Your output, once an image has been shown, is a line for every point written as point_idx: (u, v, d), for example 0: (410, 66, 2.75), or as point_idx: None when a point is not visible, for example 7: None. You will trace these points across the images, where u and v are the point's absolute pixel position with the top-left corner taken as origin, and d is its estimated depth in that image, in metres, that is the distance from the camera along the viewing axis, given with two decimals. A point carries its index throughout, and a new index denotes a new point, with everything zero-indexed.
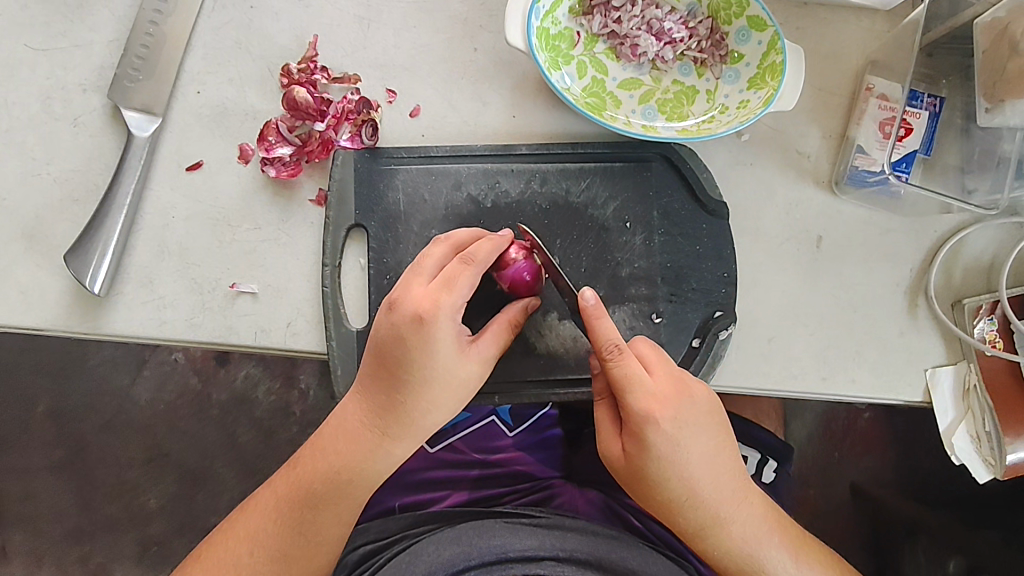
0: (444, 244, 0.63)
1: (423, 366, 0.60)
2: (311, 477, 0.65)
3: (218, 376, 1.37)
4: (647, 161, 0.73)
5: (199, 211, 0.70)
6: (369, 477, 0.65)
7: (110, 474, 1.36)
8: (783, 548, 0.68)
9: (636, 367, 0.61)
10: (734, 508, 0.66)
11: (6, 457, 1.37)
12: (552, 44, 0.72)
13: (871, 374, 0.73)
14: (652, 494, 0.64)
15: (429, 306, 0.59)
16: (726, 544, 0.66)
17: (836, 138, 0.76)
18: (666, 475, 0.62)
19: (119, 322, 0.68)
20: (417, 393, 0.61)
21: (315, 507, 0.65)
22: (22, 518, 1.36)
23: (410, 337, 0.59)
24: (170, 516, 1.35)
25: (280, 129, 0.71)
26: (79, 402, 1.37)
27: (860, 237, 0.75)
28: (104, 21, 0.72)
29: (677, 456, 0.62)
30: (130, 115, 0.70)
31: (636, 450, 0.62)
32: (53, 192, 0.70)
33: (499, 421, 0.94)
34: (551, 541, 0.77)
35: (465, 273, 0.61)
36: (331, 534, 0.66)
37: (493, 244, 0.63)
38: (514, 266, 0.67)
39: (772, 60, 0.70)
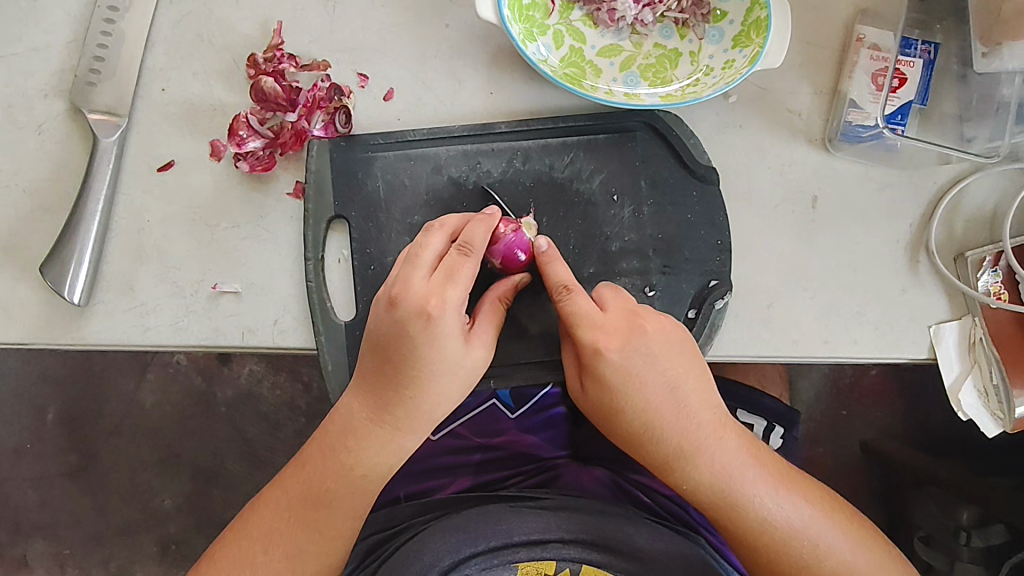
0: (439, 231, 0.62)
1: (433, 362, 0.60)
2: (320, 474, 0.64)
3: (220, 375, 1.36)
4: (631, 131, 0.71)
5: (175, 212, 0.68)
6: (378, 472, 0.64)
7: (122, 479, 1.37)
8: (767, 485, 0.63)
9: (583, 301, 0.62)
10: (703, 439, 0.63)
11: (17, 470, 1.38)
12: (526, 15, 0.69)
13: (874, 334, 0.71)
14: (611, 427, 0.64)
15: (436, 302, 0.59)
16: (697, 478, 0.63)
17: (828, 94, 0.73)
18: (622, 404, 0.62)
19: (102, 331, 0.67)
20: (427, 388, 0.61)
21: (328, 505, 0.64)
22: (40, 527, 1.38)
23: (416, 335, 0.58)
24: (186, 515, 1.36)
25: (250, 122, 0.69)
26: (84, 410, 1.37)
27: (857, 193, 0.72)
28: (60, 22, 0.69)
29: (628, 383, 0.61)
30: (94, 118, 0.67)
31: (591, 382, 0.63)
32: (24, 203, 0.68)
33: (500, 405, 0.89)
34: (557, 522, 0.76)
35: (468, 263, 0.60)
36: (344, 528, 0.65)
37: (486, 226, 0.62)
38: (509, 242, 0.65)
39: (756, 15, 0.67)
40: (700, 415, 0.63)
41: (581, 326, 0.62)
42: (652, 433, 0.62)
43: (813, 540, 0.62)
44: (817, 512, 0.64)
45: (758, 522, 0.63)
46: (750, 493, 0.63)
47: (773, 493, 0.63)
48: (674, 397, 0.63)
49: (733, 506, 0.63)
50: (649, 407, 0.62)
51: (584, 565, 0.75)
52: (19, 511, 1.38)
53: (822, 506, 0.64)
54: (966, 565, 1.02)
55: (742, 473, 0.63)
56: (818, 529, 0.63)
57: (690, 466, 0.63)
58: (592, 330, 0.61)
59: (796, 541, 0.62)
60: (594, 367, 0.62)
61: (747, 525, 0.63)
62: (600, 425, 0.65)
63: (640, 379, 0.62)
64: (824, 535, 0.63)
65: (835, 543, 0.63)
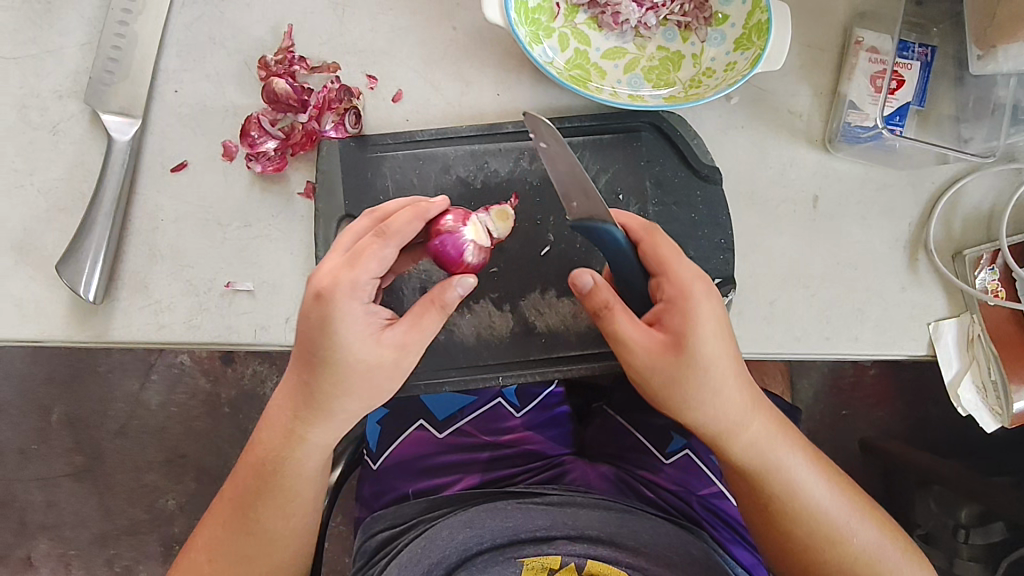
0: (366, 216, 0.62)
1: (323, 347, 0.59)
2: (244, 477, 0.69)
3: (224, 375, 1.37)
4: (637, 131, 0.72)
5: (188, 212, 0.70)
6: (293, 465, 0.66)
7: (127, 478, 1.37)
8: (804, 458, 0.66)
9: (678, 250, 0.60)
10: (760, 404, 0.64)
11: (23, 471, 1.38)
12: (531, 18, 0.70)
13: (874, 331, 0.73)
14: (683, 395, 0.59)
15: (330, 281, 0.57)
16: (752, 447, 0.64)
17: (829, 95, 0.74)
18: (706, 372, 0.58)
19: (118, 329, 0.68)
20: (321, 376, 0.60)
21: (254, 508, 0.68)
22: (45, 527, 1.38)
23: (310, 317, 0.58)
24: (191, 514, 1.37)
25: (262, 123, 0.70)
26: (89, 411, 1.38)
27: (857, 193, 0.74)
28: (73, 25, 0.70)
29: (720, 347, 0.58)
30: (108, 119, 0.68)
31: (678, 345, 0.58)
32: (39, 203, 0.69)
33: (506, 403, 0.94)
34: (567, 520, 0.79)
35: (375, 248, 0.58)
36: (277, 531, 0.69)
37: (411, 213, 0.59)
38: (439, 243, 0.63)
39: (757, 19, 0.69)
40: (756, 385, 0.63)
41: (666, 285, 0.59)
42: (725, 401, 0.60)
43: (843, 514, 0.66)
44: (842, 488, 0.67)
45: (796, 495, 0.65)
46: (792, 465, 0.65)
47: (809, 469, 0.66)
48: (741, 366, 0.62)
49: (777, 479, 0.65)
50: (731, 375, 0.60)
51: (590, 561, 0.75)
52: (24, 512, 1.38)
53: (842, 485, 0.68)
54: (965, 562, 1.04)
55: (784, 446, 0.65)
56: (843, 505, 0.66)
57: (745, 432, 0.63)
58: (686, 289, 0.58)
59: (829, 515, 0.66)
60: (691, 330, 0.57)
61: (786, 497, 0.65)
62: (665, 393, 0.59)
63: (727, 344, 0.59)
64: (849, 513, 0.67)
65: (857, 522, 0.67)
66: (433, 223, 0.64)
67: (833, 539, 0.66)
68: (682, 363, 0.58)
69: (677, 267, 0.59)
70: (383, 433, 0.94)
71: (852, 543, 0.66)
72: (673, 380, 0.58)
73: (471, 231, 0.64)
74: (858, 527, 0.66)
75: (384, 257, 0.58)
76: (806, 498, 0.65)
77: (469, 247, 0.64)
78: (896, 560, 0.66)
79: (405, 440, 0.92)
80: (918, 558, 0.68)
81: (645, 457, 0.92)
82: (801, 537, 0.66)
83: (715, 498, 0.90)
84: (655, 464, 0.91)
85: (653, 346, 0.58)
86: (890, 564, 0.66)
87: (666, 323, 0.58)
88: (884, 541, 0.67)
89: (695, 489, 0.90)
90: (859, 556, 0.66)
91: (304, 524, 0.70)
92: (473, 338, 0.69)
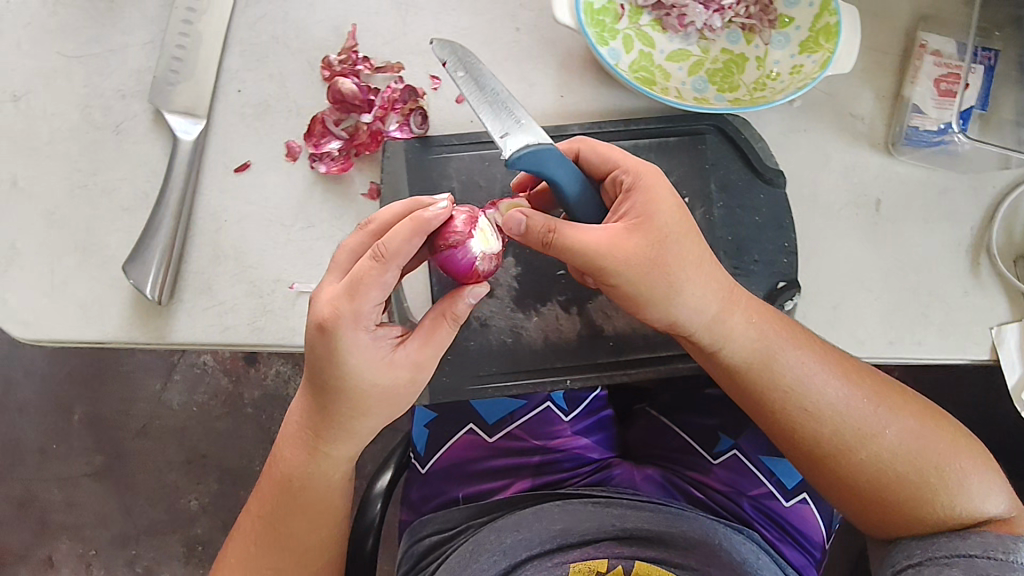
0: (363, 233, 0.59)
1: (336, 376, 0.59)
2: (270, 492, 0.70)
3: (249, 376, 1.36)
4: (701, 134, 0.72)
5: (251, 213, 0.69)
6: (319, 477, 0.68)
7: (151, 479, 1.36)
8: (811, 363, 0.65)
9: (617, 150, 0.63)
10: (736, 298, 0.64)
11: (44, 471, 1.38)
12: (597, 19, 0.70)
13: (937, 334, 0.72)
14: (665, 280, 0.59)
15: (333, 314, 0.56)
16: (739, 344, 0.64)
17: (891, 99, 0.74)
18: (676, 249, 0.60)
19: (181, 330, 0.67)
20: (338, 400, 0.61)
21: (283, 523, 0.70)
22: (68, 527, 1.37)
23: (319, 348, 0.58)
24: (214, 514, 1.36)
25: (327, 122, 0.70)
26: (112, 411, 1.37)
27: (919, 197, 0.74)
28: (136, 24, 0.70)
29: (681, 218, 0.60)
30: (173, 119, 0.68)
31: (642, 223, 0.59)
32: (102, 203, 0.68)
33: (555, 407, 0.92)
34: (610, 521, 0.79)
35: (377, 275, 0.55)
36: (308, 540, 0.71)
37: (408, 232, 0.55)
38: (448, 260, 0.60)
39: (825, 21, 0.68)
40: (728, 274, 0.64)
41: (618, 174, 0.62)
42: (703, 283, 0.61)
43: (867, 409, 0.64)
44: (862, 384, 0.65)
45: (810, 398, 0.64)
46: (793, 371, 0.64)
47: (818, 375, 0.65)
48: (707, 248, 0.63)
49: (782, 383, 0.64)
50: (699, 252, 0.61)
51: (638, 563, 0.76)
52: (45, 512, 1.37)
53: (861, 380, 0.65)
54: None
55: (780, 344, 0.65)
56: (866, 402, 0.64)
57: (733, 329, 0.64)
58: (637, 170, 0.61)
59: (849, 418, 0.64)
60: (651, 201, 0.60)
61: (798, 400, 0.65)
62: (643, 285, 0.59)
63: (687, 219, 0.61)
64: (873, 412, 0.64)
65: (887, 423, 0.64)
66: (438, 237, 0.60)
67: (860, 438, 0.64)
68: (652, 244, 0.59)
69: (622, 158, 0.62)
70: (430, 436, 0.93)
71: (885, 438, 0.64)
72: (647, 262, 0.59)
73: (480, 240, 0.60)
74: (887, 421, 0.64)
75: (386, 283, 0.56)
76: (820, 399, 0.64)
77: (482, 259, 0.61)
78: (938, 447, 0.64)
79: (454, 444, 0.92)
80: (967, 447, 0.65)
81: (694, 457, 0.91)
82: (830, 442, 0.64)
83: (766, 498, 0.88)
84: (705, 465, 0.91)
85: (622, 233, 0.59)
86: (932, 453, 0.64)
87: (625, 210, 0.60)
88: (920, 432, 0.64)
89: (745, 490, 0.89)
90: (896, 451, 0.64)
91: (333, 529, 0.73)
92: (543, 344, 0.70)
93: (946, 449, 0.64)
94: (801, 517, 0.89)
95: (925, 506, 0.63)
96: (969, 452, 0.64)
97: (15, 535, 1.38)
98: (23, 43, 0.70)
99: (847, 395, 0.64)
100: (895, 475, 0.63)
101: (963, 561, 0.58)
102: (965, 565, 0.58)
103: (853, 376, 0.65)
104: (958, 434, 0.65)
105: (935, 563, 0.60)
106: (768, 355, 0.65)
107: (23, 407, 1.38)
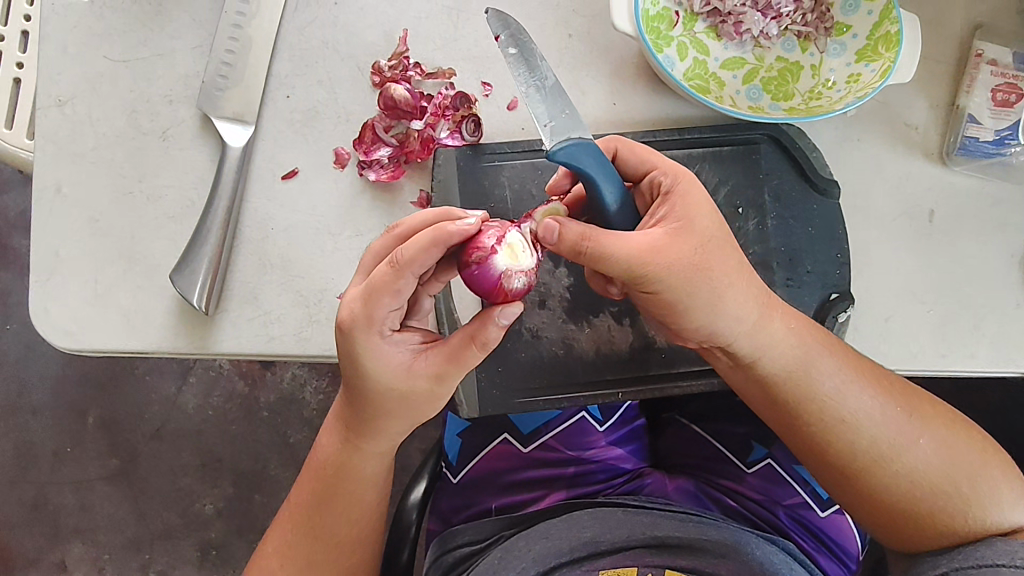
0: (387, 235, 0.55)
1: (356, 378, 0.56)
2: (307, 493, 0.68)
3: (265, 378, 1.33)
4: (755, 144, 0.71)
5: (297, 221, 0.68)
6: (355, 475, 0.66)
7: (165, 482, 1.33)
8: (841, 373, 0.62)
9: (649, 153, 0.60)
10: (768, 306, 0.61)
11: (57, 473, 1.34)
12: (652, 26, 0.69)
13: (991, 349, 0.71)
14: (702, 285, 0.55)
15: (350, 317, 0.53)
16: (774, 355, 0.61)
17: (944, 109, 0.73)
18: (711, 253, 0.56)
19: (226, 340, 0.66)
20: (362, 402, 0.58)
21: (317, 533, 0.68)
22: (78, 530, 1.33)
23: (341, 349, 0.55)
24: (229, 518, 1.32)
25: (377, 129, 0.68)
26: (126, 414, 1.34)
27: (973, 208, 0.73)
28: (185, 27, 0.69)
29: (714, 221, 0.57)
30: (221, 124, 0.67)
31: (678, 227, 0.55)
32: (147, 211, 0.68)
33: (590, 417, 0.89)
34: (639, 529, 0.74)
35: (390, 282, 0.52)
36: (345, 548, 0.69)
37: (423, 240, 0.50)
38: (470, 279, 0.54)
39: (885, 29, 0.67)
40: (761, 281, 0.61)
41: (654, 176, 0.58)
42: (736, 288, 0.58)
43: (901, 420, 0.61)
44: (895, 393, 0.62)
45: (843, 407, 0.61)
46: (824, 382, 0.61)
47: (850, 387, 0.61)
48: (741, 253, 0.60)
49: (813, 393, 0.61)
50: (734, 256, 0.58)
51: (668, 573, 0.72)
52: (57, 516, 1.34)
53: (895, 392, 0.62)
54: None
55: (814, 352, 0.62)
56: (899, 414, 0.61)
57: (765, 337, 0.60)
58: (675, 174, 0.58)
59: (880, 431, 0.61)
60: (691, 203, 0.56)
61: (830, 411, 0.61)
62: (688, 291, 0.55)
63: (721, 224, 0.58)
64: (904, 425, 0.61)
65: (918, 436, 0.61)
66: (461, 253, 0.55)
67: (890, 452, 0.61)
68: (689, 246, 0.55)
69: (655, 162, 0.59)
70: (463, 445, 0.90)
71: (917, 450, 0.61)
72: (690, 269, 0.54)
73: (504, 256, 0.54)
74: (920, 431, 0.61)
75: (401, 290, 0.52)
76: (854, 410, 0.61)
77: (509, 276, 0.54)
78: (970, 459, 0.61)
79: (487, 454, 0.89)
80: (998, 459, 0.62)
81: (726, 465, 0.87)
82: (863, 454, 0.61)
83: (801, 507, 0.84)
84: (738, 473, 0.86)
85: (659, 236, 0.54)
86: (964, 465, 0.61)
87: (662, 214, 0.57)
88: (954, 443, 0.61)
89: (780, 499, 0.84)
90: (928, 463, 0.61)
91: (369, 534, 0.71)
92: (594, 353, 0.69)
93: (977, 462, 0.61)
94: (838, 529, 0.84)
95: (958, 521, 0.60)
96: (999, 464, 0.62)
97: (24, 539, 1.34)
98: (68, 46, 0.68)
99: (881, 404, 0.61)
100: (929, 488, 0.60)
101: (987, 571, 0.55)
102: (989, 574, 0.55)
103: (886, 385, 0.62)
104: (989, 444, 0.63)
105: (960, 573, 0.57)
106: (803, 364, 0.61)
107: (36, 408, 1.35)
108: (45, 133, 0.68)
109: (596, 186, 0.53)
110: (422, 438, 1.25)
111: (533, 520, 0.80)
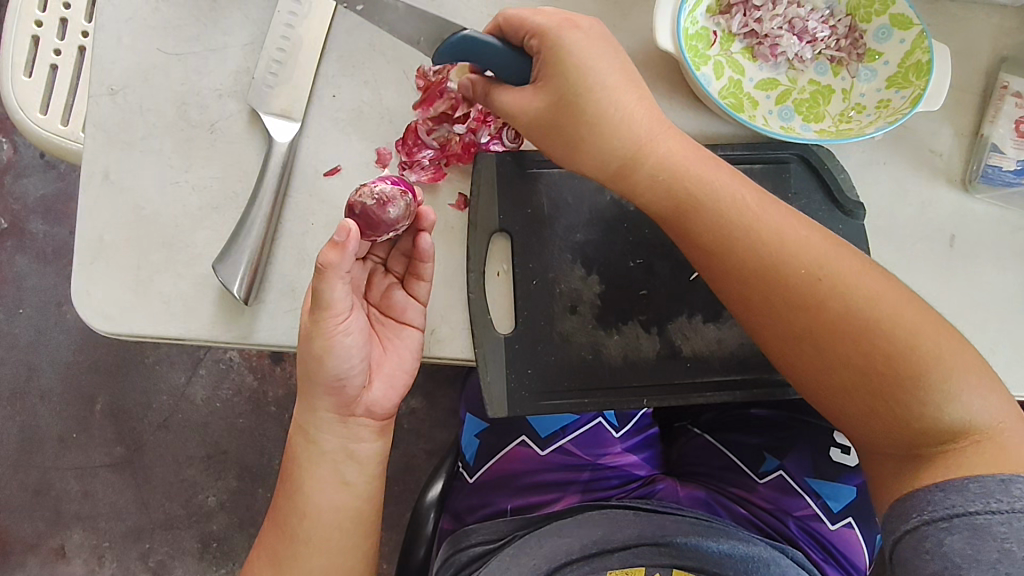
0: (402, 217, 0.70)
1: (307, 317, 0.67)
2: (284, 499, 0.71)
3: (276, 373, 1.34)
4: (785, 163, 0.73)
5: (337, 217, 0.69)
6: (326, 473, 0.69)
7: (169, 472, 1.33)
8: (744, 219, 0.62)
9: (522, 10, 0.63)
10: (666, 152, 0.63)
11: (61, 459, 1.34)
12: (691, 44, 0.71)
13: (1007, 371, 0.72)
14: (562, 140, 0.63)
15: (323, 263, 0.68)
16: (663, 198, 0.64)
17: (968, 137, 0.76)
18: (579, 108, 0.61)
19: (263, 331, 0.68)
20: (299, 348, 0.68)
21: (289, 536, 0.70)
22: (80, 517, 1.34)
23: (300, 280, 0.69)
24: (232, 511, 1.33)
25: (420, 131, 0.70)
26: (134, 402, 1.34)
27: (993, 234, 0.75)
28: (237, 24, 0.70)
29: (575, 76, 0.60)
30: (270, 120, 0.68)
31: (543, 84, 0.62)
32: (192, 201, 0.69)
33: (606, 423, 0.91)
34: (649, 529, 0.75)
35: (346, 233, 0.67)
36: (307, 552, 0.70)
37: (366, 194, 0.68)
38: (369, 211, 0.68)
39: (916, 58, 0.70)
40: (648, 128, 0.62)
41: (527, 38, 0.62)
42: (598, 140, 0.62)
43: (812, 278, 0.60)
44: (809, 255, 0.61)
45: (743, 255, 0.62)
46: (722, 224, 0.62)
47: (754, 235, 0.62)
48: (628, 103, 0.62)
49: (711, 236, 0.63)
50: (596, 104, 0.61)
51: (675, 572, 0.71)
52: (60, 502, 1.34)
53: (814, 249, 0.61)
54: None
55: (715, 197, 0.63)
56: (810, 270, 0.60)
57: (656, 180, 0.64)
58: (537, 31, 0.61)
59: (784, 282, 0.61)
60: (554, 55, 0.61)
61: (733, 256, 0.62)
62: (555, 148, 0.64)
63: (586, 75, 0.60)
64: (812, 280, 0.60)
65: (830, 294, 0.60)
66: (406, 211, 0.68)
67: (799, 307, 0.60)
68: (553, 109, 0.62)
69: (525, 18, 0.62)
70: (480, 446, 0.91)
71: (831, 312, 0.59)
72: (551, 121, 0.63)
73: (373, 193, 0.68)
74: (836, 294, 0.59)
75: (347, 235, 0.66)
76: (761, 258, 0.61)
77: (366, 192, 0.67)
78: (900, 335, 0.57)
79: (503, 456, 0.90)
80: (954, 347, 0.57)
81: (739, 476, 0.88)
82: (764, 308, 0.62)
83: (811, 519, 0.85)
84: (749, 483, 0.87)
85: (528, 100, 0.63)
86: (892, 337, 0.58)
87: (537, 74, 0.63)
88: (881, 311, 0.58)
89: (791, 509, 0.86)
90: (847, 332, 0.59)
91: (326, 544, 0.70)
92: (622, 360, 0.70)
93: (906, 337, 0.57)
94: (847, 543, 0.85)
95: (883, 395, 0.58)
96: (953, 353, 0.57)
97: (25, 524, 1.34)
98: (122, 38, 0.70)
99: (784, 263, 0.61)
100: (842, 358, 0.59)
101: (963, 524, 0.52)
102: (966, 529, 0.51)
103: (793, 246, 0.61)
104: (941, 329, 0.58)
105: (933, 526, 0.53)
106: (697, 215, 0.63)
107: (44, 394, 1.35)
108: (94, 121, 0.70)
109: (497, 72, 0.65)
110: (430, 439, 1.26)
111: (543, 522, 0.81)
